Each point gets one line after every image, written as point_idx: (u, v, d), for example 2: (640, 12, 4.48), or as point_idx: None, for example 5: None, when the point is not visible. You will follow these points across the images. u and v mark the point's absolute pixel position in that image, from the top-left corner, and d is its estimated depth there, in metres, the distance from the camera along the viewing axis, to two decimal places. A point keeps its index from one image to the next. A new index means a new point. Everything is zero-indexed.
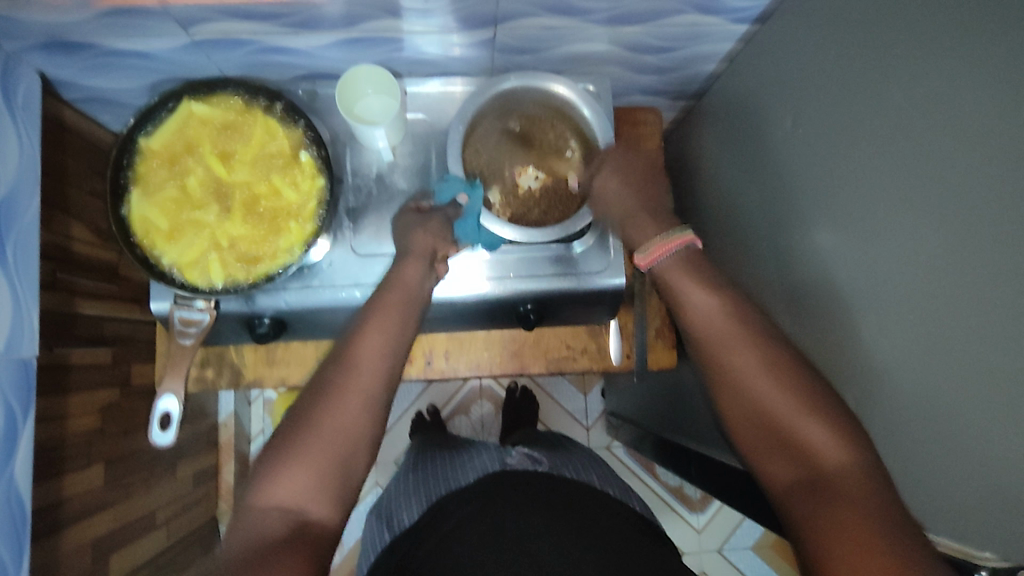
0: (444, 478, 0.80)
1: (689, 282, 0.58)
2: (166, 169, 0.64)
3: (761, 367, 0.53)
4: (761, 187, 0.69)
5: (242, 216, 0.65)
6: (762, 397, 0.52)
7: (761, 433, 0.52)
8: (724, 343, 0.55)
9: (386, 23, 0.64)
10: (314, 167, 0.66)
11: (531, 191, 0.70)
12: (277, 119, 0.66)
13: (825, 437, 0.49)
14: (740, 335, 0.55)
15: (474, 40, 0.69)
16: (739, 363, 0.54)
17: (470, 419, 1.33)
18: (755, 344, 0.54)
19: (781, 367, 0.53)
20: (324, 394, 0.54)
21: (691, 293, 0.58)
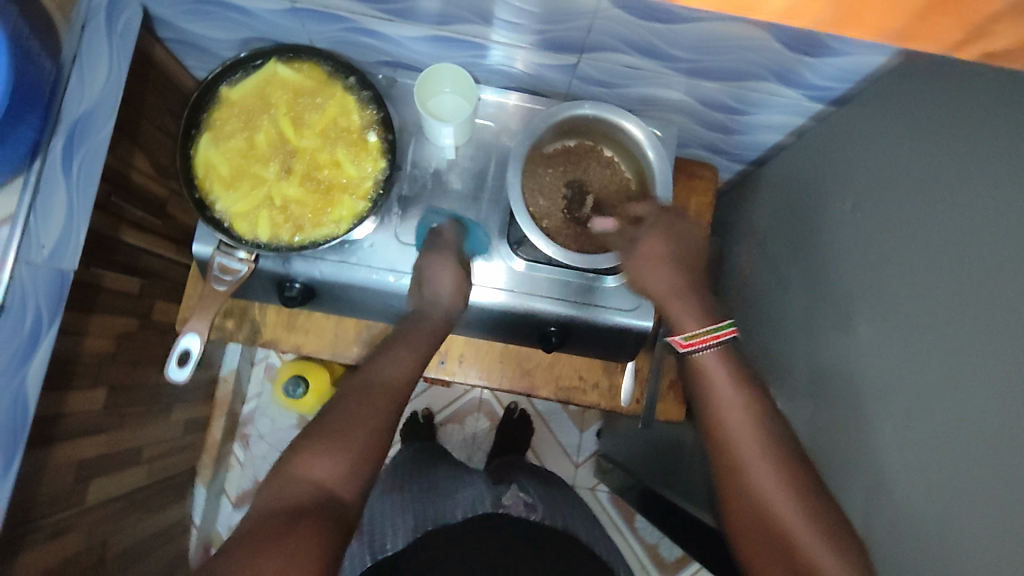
0: (437, 505, 0.81)
1: (722, 378, 0.59)
2: (239, 121, 0.66)
3: (778, 483, 0.53)
4: (805, 261, 0.69)
5: (300, 181, 0.66)
6: (769, 504, 0.53)
7: (768, 552, 0.52)
8: (734, 434, 0.57)
9: (476, 29, 0.66)
10: (380, 149, 0.67)
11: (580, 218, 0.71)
12: (355, 96, 0.67)
13: (838, 567, 0.49)
14: (755, 435, 0.56)
15: (556, 63, 0.71)
16: (753, 469, 0.55)
17: (463, 430, 1.33)
18: (773, 455, 0.55)
19: (798, 485, 0.53)
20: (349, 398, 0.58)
21: (717, 383, 0.59)
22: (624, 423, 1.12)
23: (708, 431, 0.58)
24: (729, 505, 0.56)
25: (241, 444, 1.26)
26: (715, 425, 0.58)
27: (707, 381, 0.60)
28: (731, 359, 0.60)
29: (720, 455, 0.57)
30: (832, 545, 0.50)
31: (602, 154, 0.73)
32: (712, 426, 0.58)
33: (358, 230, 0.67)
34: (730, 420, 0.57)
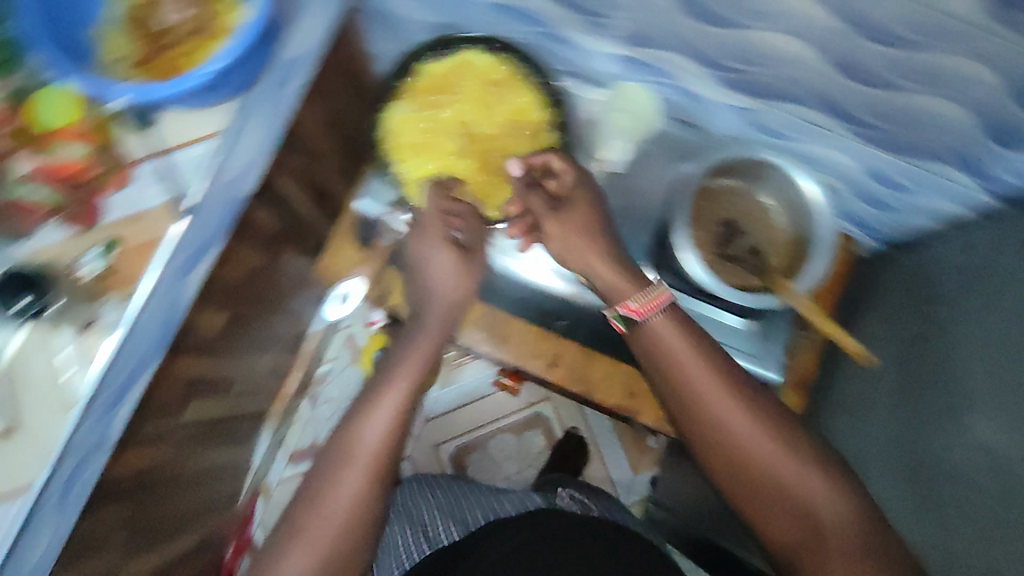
0: (485, 510, 0.79)
1: (682, 344, 0.56)
2: (434, 95, 0.69)
3: (736, 410, 0.55)
4: (937, 354, 0.67)
5: (475, 164, 0.70)
6: (739, 436, 0.55)
7: (757, 492, 0.56)
8: (687, 386, 0.56)
9: (671, 55, 0.67)
10: (553, 149, 0.69)
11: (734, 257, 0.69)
12: (541, 96, 0.69)
13: (818, 487, 0.54)
14: (728, 392, 0.55)
15: (736, 106, 0.71)
16: (707, 401, 0.55)
17: (518, 442, 1.34)
18: (728, 388, 0.55)
19: (747, 405, 0.55)
20: (333, 447, 0.57)
21: (683, 358, 0.56)
22: (678, 472, 1.09)
23: (669, 398, 0.58)
24: (702, 447, 0.57)
25: (309, 402, 1.27)
26: (701, 403, 0.56)
27: (667, 348, 0.57)
28: (684, 323, 0.57)
29: (714, 447, 0.57)
30: (828, 489, 0.54)
31: (757, 200, 0.70)
32: (683, 407, 0.57)
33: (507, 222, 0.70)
34: (688, 373, 0.56)
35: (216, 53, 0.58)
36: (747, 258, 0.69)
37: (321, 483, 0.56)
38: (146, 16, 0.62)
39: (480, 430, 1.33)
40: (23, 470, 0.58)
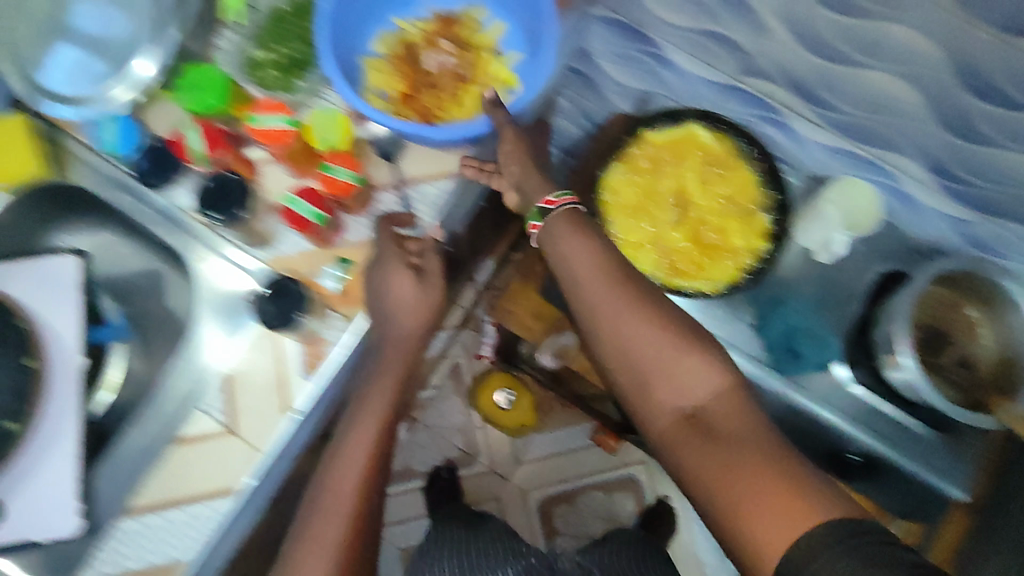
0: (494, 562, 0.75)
1: (581, 240, 0.54)
2: (651, 164, 0.70)
3: (601, 282, 0.52)
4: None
5: (686, 236, 0.70)
6: (596, 303, 0.51)
7: (617, 360, 0.51)
8: (587, 288, 0.52)
9: (896, 158, 0.68)
10: (766, 233, 0.69)
11: (943, 364, 0.68)
12: (758, 179, 0.69)
13: (695, 364, 0.49)
14: (611, 279, 0.52)
15: (947, 213, 0.69)
16: (578, 270, 0.53)
17: (608, 502, 1.31)
18: (577, 248, 0.53)
19: (615, 275, 0.52)
20: (328, 484, 0.56)
21: (568, 247, 0.54)
22: None
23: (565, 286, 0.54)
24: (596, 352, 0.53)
25: (408, 426, 1.30)
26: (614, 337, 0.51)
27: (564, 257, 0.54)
28: (590, 228, 0.55)
29: (621, 361, 0.51)
30: (705, 363, 0.49)
31: (966, 313, 0.69)
32: (598, 336, 0.52)
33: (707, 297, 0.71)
34: (593, 284, 0.52)
35: (484, 113, 0.60)
36: (957, 367, 0.68)
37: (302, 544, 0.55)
38: (406, 55, 0.65)
39: (570, 484, 1.32)
40: (236, 471, 0.59)
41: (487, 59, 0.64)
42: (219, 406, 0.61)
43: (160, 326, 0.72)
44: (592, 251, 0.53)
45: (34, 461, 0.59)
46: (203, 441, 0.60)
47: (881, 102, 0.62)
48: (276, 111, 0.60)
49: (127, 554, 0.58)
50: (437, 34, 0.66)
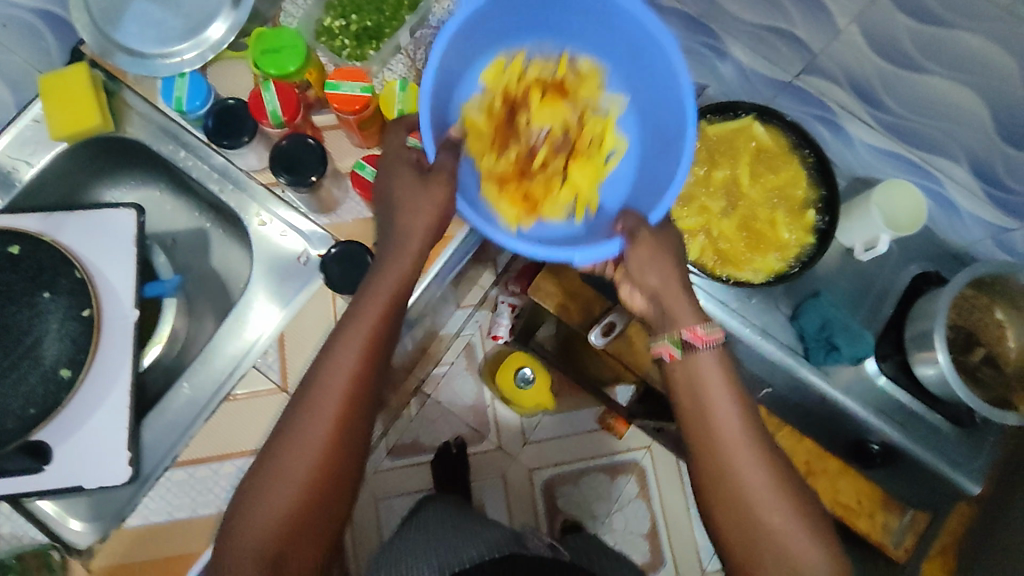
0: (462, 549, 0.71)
1: (719, 387, 0.52)
2: (706, 155, 0.72)
3: (749, 451, 0.51)
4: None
5: (737, 224, 0.72)
6: (741, 478, 0.51)
7: (732, 522, 0.51)
8: (718, 440, 0.52)
9: (941, 160, 0.70)
10: (812, 226, 0.71)
11: (971, 361, 0.71)
12: (808, 174, 0.72)
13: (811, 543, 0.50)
14: (744, 437, 0.51)
15: (987, 220, 0.73)
16: (732, 457, 0.51)
17: (612, 485, 1.34)
18: (738, 425, 0.52)
19: (755, 437, 0.52)
20: (291, 435, 0.50)
21: (714, 387, 0.52)
22: None
23: (694, 427, 0.53)
24: (707, 503, 0.53)
25: (421, 401, 1.32)
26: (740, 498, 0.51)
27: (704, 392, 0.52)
28: (725, 363, 0.53)
29: (733, 507, 0.51)
30: (818, 543, 0.50)
31: (994, 317, 0.73)
32: (717, 480, 0.52)
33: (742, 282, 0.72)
34: (728, 430, 0.52)
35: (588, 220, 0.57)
36: (987, 366, 0.71)
37: (250, 503, 0.49)
38: (501, 113, 0.57)
39: (577, 464, 1.34)
40: None
41: (596, 125, 0.58)
42: (274, 365, 0.61)
43: (205, 284, 0.73)
44: (732, 401, 0.52)
45: (86, 410, 0.59)
46: (253, 397, 0.60)
47: (938, 106, 0.64)
48: (352, 79, 0.59)
49: (173, 506, 0.58)
50: (542, 88, 0.58)
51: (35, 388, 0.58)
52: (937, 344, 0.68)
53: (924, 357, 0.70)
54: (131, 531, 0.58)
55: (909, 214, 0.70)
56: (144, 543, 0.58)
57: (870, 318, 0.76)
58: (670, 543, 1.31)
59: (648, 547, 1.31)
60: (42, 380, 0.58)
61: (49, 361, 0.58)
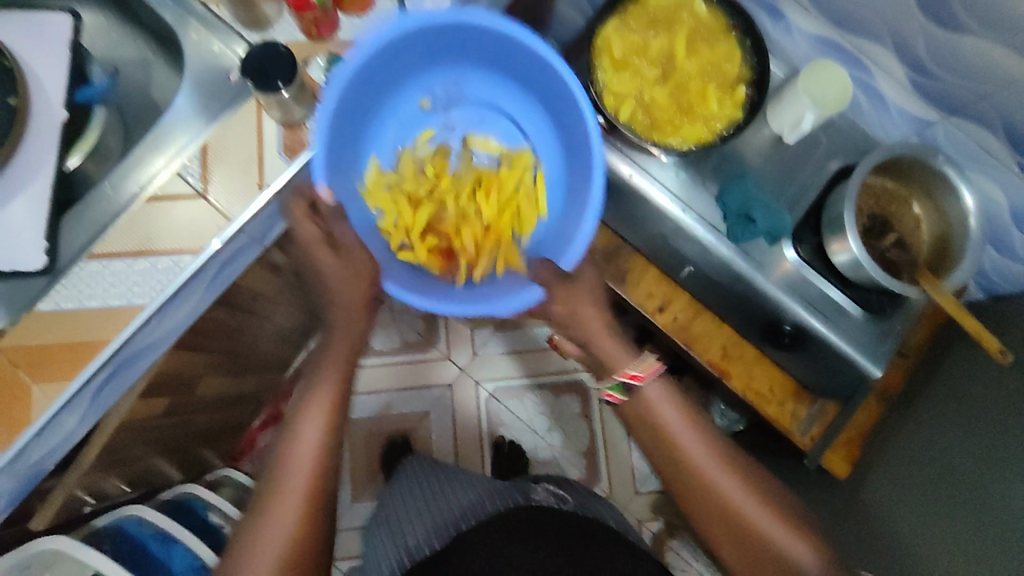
0: (454, 503, 0.88)
1: (673, 410, 0.64)
2: (645, 24, 0.73)
3: (727, 474, 0.62)
4: (961, 439, 0.71)
5: (668, 93, 0.73)
6: (727, 492, 0.61)
7: (727, 535, 0.62)
8: (687, 456, 0.62)
9: (871, 48, 0.71)
10: (741, 101, 0.73)
11: (881, 247, 0.74)
12: (742, 51, 0.73)
13: (793, 541, 0.60)
14: (702, 439, 0.63)
15: (913, 113, 0.74)
16: (702, 465, 0.62)
17: (555, 404, 1.37)
18: (710, 443, 0.63)
19: (735, 465, 0.63)
20: (303, 406, 0.65)
21: (672, 428, 0.63)
22: None
23: (673, 476, 0.63)
24: (703, 513, 0.63)
25: None
26: (727, 515, 0.61)
27: (670, 437, 0.63)
28: (676, 395, 0.65)
29: (712, 508, 0.62)
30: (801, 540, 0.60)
31: (910, 209, 0.74)
32: (697, 486, 0.62)
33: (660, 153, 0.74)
34: (692, 443, 0.63)
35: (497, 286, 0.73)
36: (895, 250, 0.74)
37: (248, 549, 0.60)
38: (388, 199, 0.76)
39: (521, 380, 1.37)
40: (204, 236, 0.61)
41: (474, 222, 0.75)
42: (196, 172, 0.63)
43: (140, 112, 0.74)
44: (685, 417, 0.64)
45: (9, 194, 0.62)
46: (175, 202, 0.62)
47: None
48: None
49: (85, 295, 0.60)
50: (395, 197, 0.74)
51: None
52: (848, 215, 0.70)
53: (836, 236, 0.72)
54: (43, 315, 0.60)
55: (838, 97, 0.71)
56: (51, 326, 0.60)
57: (794, 203, 0.77)
58: (606, 462, 1.34)
59: (585, 464, 1.34)
60: None
61: None
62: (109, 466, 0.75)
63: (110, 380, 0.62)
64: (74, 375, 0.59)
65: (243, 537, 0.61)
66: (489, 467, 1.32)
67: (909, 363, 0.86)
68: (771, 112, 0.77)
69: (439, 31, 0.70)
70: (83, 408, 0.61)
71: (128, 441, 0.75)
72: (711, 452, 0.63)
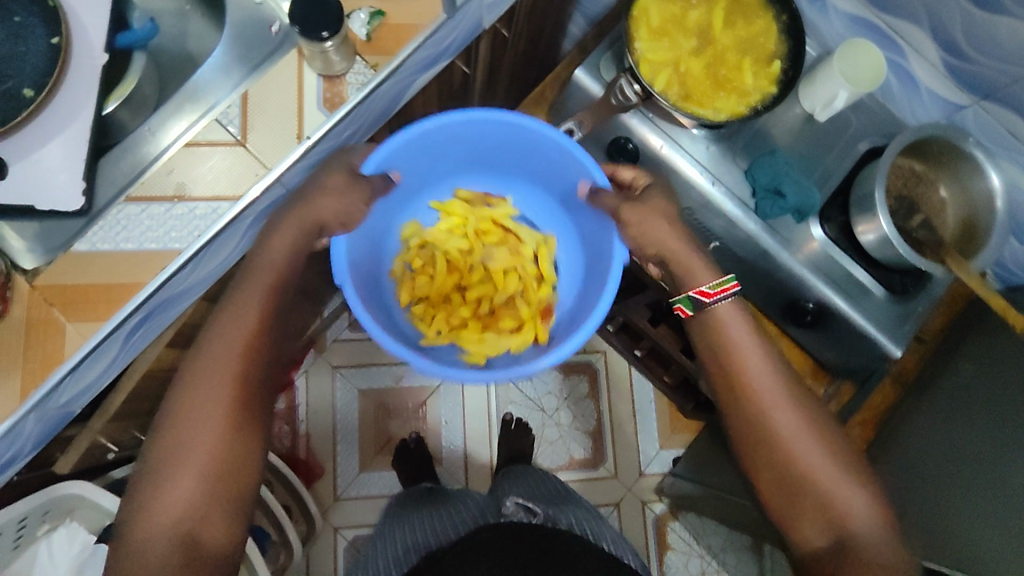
0: (431, 521, 0.95)
1: (739, 330, 0.65)
2: None
3: (786, 402, 0.62)
4: (973, 424, 0.73)
5: (703, 65, 0.74)
6: (775, 417, 0.62)
7: (779, 476, 0.62)
8: (747, 381, 0.63)
9: (906, 29, 0.71)
10: (776, 76, 0.73)
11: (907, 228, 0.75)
12: (777, 27, 0.73)
13: (823, 461, 0.61)
14: (768, 376, 0.63)
15: (945, 97, 0.74)
16: (760, 395, 0.62)
17: (563, 383, 1.37)
18: (775, 373, 0.63)
19: (793, 398, 0.62)
20: (205, 361, 0.58)
21: (737, 342, 0.64)
22: (715, 455, 1.12)
23: (728, 390, 0.64)
24: (748, 442, 0.64)
25: None
26: (808, 473, 0.61)
27: (722, 341, 0.65)
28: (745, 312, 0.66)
29: (751, 436, 0.63)
30: (850, 487, 0.60)
31: (935, 191, 0.75)
32: (744, 406, 0.63)
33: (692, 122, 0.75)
34: (760, 368, 0.63)
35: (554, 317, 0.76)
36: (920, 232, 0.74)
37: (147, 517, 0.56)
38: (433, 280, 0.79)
39: None
40: (245, 182, 0.61)
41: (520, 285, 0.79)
42: (235, 120, 0.63)
43: (176, 63, 0.74)
44: (756, 342, 0.64)
45: (42, 138, 0.61)
46: (214, 148, 0.63)
47: None
48: None
49: (122, 237, 0.60)
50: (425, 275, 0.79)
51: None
52: (880, 190, 0.70)
53: (864, 215, 0.73)
54: (79, 255, 0.60)
55: (870, 74, 0.72)
56: (85, 266, 0.60)
57: (823, 182, 0.78)
58: (613, 442, 1.35)
59: (591, 444, 1.35)
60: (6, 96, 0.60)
61: (14, 78, 0.61)
62: (135, 414, 0.76)
63: (143, 322, 0.62)
64: (110, 316, 0.58)
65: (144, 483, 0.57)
66: (497, 443, 1.33)
67: (927, 348, 0.87)
68: (800, 89, 0.77)
69: (478, 119, 0.72)
70: (113, 350, 0.61)
71: (154, 390, 0.75)
72: (769, 375, 0.63)
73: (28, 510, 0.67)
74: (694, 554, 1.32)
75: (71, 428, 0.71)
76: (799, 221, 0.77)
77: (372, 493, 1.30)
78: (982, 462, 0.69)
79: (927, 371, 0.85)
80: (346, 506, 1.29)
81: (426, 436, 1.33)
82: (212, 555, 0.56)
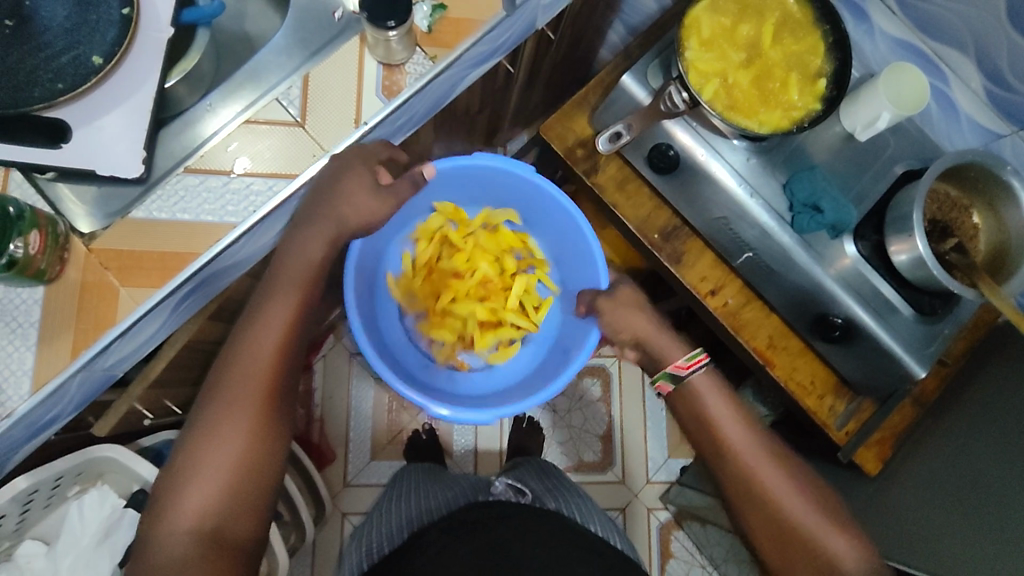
0: (427, 505, 0.98)
1: (708, 394, 0.71)
2: (734, 9, 0.76)
3: (737, 422, 0.69)
4: (991, 448, 0.74)
5: (750, 78, 0.75)
6: (737, 443, 0.67)
7: (743, 494, 0.66)
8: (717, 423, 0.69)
9: (951, 56, 0.73)
10: (821, 94, 0.75)
11: (942, 250, 0.76)
12: (825, 47, 0.75)
13: (798, 499, 0.65)
14: (732, 411, 0.70)
15: (984, 125, 0.76)
16: (725, 429, 0.68)
17: (575, 384, 1.38)
18: (738, 414, 0.70)
19: (752, 428, 0.69)
20: (220, 407, 0.60)
21: (719, 415, 0.69)
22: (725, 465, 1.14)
23: (712, 453, 0.69)
24: (725, 477, 0.67)
25: None
26: (763, 493, 0.65)
27: (716, 426, 0.69)
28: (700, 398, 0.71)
29: (725, 464, 0.67)
30: (804, 506, 0.65)
31: (970, 216, 0.76)
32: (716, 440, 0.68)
33: (736, 134, 0.76)
34: (725, 416, 0.69)
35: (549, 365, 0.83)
36: (955, 255, 0.75)
37: (177, 491, 0.57)
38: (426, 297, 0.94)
39: None
40: (301, 161, 0.63)
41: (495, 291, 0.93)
42: (295, 102, 0.64)
43: (232, 44, 0.75)
44: (721, 403, 0.70)
45: (107, 106, 0.61)
46: (273, 127, 0.64)
47: None
48: None
49: (179, 207, 0.62)
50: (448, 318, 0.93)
51: (67, 66, 0.61)
52: (918, 210, 0.71)
53: (898, 234, 0.74)
54: (136, 222, 0.61)
55: (916, 96, 0.73)
56: (142, 234, 0.61)
57: (857, 202, 0.79)
58: (620, 447, 1.36)
59: (600, 448, 1.36)
60: (74, 63, 0.62)
61: (83, 47, 0.62)
62: (169, 383, 0.77)
63: (193, 291, 0.63)
64: (162, 283, 0.60)
65: (179, 459, 0.59)
66: (507, 440, 1.34)
67: (948, 371, 0.87)
68: (842, 108, 0.79)
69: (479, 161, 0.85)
70: (160, 317, 0.62)
71: (190, 360, 0.77)
72: (737, 417, 0.69)
73: (65, 469, 0.70)
74: (695, 563, 1.33)
75: (109, 393, 0.73)
76: (833, 237, 0.79)
77: (381, 482, 1.30)
78: (991, 489, 0.71)
79: (945, 395, 0.86)
80: (354, 493, 1.30)
81: (438, 429, 1.34)
82: (243, 539, 0.59)
